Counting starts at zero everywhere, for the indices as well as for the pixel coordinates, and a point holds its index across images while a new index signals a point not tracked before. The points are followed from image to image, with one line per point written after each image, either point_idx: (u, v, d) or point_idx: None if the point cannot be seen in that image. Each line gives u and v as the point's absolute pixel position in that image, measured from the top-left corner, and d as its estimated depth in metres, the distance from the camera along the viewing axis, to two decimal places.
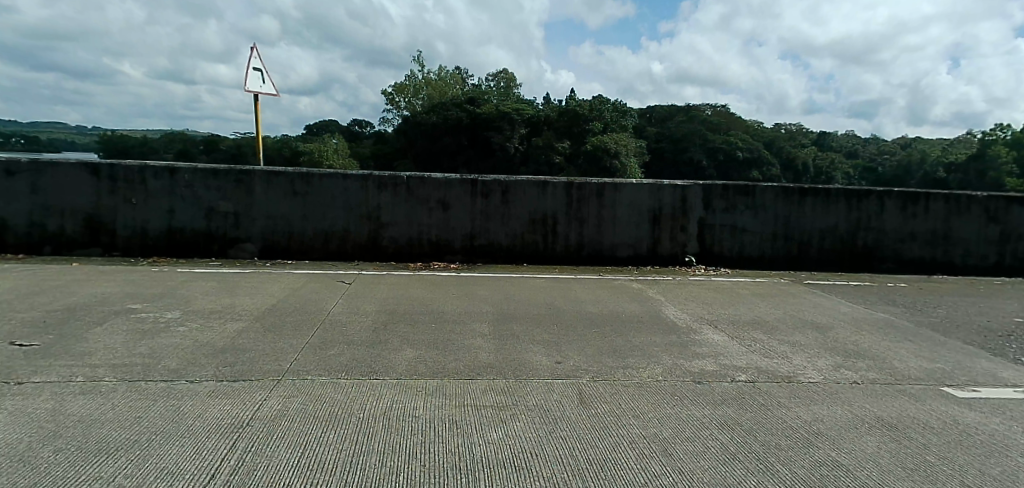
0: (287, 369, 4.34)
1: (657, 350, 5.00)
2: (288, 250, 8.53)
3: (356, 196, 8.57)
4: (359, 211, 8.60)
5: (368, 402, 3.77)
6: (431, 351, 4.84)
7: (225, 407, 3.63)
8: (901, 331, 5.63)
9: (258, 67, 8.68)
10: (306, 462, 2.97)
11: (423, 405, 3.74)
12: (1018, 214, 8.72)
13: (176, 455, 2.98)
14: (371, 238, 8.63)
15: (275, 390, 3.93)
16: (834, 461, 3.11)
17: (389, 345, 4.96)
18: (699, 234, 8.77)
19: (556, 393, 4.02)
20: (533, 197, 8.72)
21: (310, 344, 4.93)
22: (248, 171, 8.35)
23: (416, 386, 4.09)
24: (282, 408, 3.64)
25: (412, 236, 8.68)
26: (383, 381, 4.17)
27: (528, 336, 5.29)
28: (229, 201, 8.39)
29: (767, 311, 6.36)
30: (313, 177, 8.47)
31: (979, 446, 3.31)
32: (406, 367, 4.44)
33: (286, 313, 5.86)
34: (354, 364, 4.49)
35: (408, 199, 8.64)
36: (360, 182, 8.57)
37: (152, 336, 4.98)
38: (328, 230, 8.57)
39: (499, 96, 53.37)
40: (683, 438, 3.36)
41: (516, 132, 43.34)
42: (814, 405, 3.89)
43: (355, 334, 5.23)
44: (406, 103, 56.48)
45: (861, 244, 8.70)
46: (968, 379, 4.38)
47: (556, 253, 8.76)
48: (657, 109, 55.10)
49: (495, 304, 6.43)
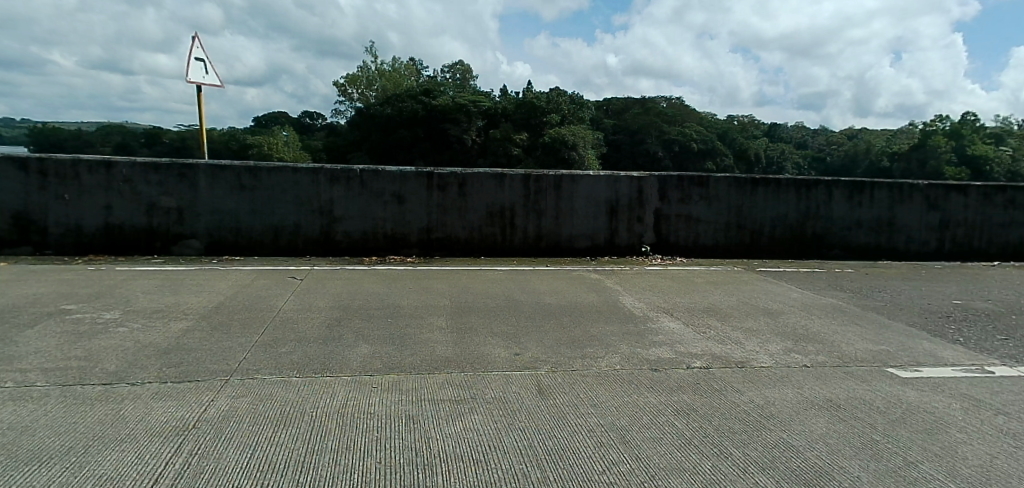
0: (236, 368, 4.08)
1: (616, 340, 4.98)
2: (236, 246, 8.10)
3: (307, 190, 8.21)
4: (311, 205, 8.25)
5: (321, 400, 3.58)
6: (388, 346, 4.65)
7: (170, 409, 3.36)
8: (849, 315, 5.83)
9: (201, 57, 8.18)
10: (257, 463, 2.78)
11: (378, 402, 3.58)
12: (957, 201, 9.15)
13: (117, 460, 2.73)
14: (324, 233, 8.31)
15: (223, 390, 3.68)
16: (784, 443, 3.14)
17: (343, 341, 4.74)
18: (655, 225, 8.86)
19: (514, 385, 3.93)
20: (490, 190, 8.58)
21: (259, 342, 4.66)
22: (191, 164, 7.87)
23: (373, 382, 3.92)
24: (232, 409, 3.40)
25: (367, 230, 8.41)
26: (338, 378, 3.97)
27: (487, 329, 5.18)
28: (171, 196, 7.89)
29: (721, 299, 6.47)
30: (260, 170, 8.06)
31: (920, 424, 3.43)
32: (361, 363, 4.25)
33: (235, 310, 5.54)
34: (306, 361, 4.26)
35: (361, 192, 8.34)
36: (310, 175, 8.21)
37: (90, 338, 4.60)
38: (278, 225, 8.19)
39: (456, 89, 52.86)
40: (641, 425, 3.34)
41: (473, 124, 43.30)
42: (765, 388, 3.95)
43: (307, 331, 4.98)
44: (360, 95, 55.14)
45: (810, 232, 9.01)
46: (910, 360, 4.55)
47: (515, 245, 8.69)
48: (613, 102, 55.82)
49: (453, 297, 6.29)
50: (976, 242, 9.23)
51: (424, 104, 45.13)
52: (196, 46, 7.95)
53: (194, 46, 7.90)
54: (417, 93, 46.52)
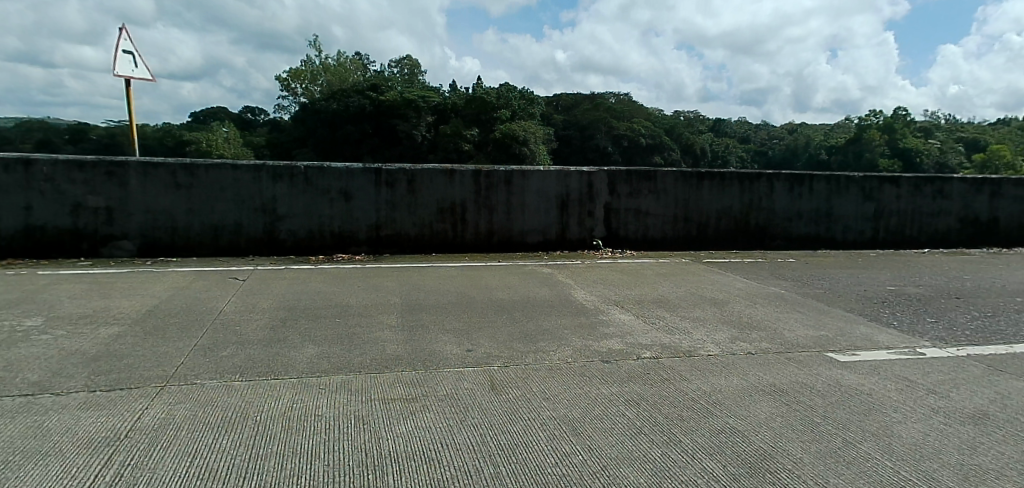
0: (173, 373, 3.77)
1: (567, 333, 4.94)
2: (173, 247, 7.58)
3: (248, 188, 7.77)
4: (252, 203, 7.81)
5: (265, 403, 3.35)
6: (336, 346, 4.43)
7: (99, 419, 3.05)
8: (790, 302, 6.04)
9: (129, 49, 7.55)
10: (197, 471, 2.56)
11: (326, 403, 3.38)
12: (890, 191, 9.65)
13: (38, 477, 2.45)
14: (267, 232, 7.89)
15: (159, 397, 3.38)
16: (729, 428, 3.18)
17: (288, 343, 4.48)
18: (606, 219, 8.93)
19: (466, 381, 3.80)
20: (440, 185, 8.39)
21: (198, 346, 4.33)
22: (120, 161, 7.28)
23: (319, 383, 3.70)
24: (169, 416, 3.12)
25: (313, 228, 8.05)
26: (284, 381, 3.73)
27: (439, 326, 5.03)
28: (98, 194, 7.27)
29: (670, 290, 6.58)
30: (197, 167, 7.56)
31: (857, 405, 3.53)
32: (308, 365, 4.02)
33: (172, 314, 5.14)
34: (249, 364, 3.98)
35: (306, 190, 7.97)
36: (251, 172, 7.77)
37: (7, 346, 4.15)
38: (217, 224, 7.71)
39: (404, 84, 52.06)
40: (593, 416, 3.29)
41: (423, 120, 42.72)
42: (712, 376, 4.00)
43: (249, 334, 4.68)
44: (304, 89, 53.36)
45: (753, 224, 9.32)
46: (848, 344, 4.72)
47: (467, 241, 8.54)
48: (562, 98, 56.42)
49: (403, 295, 6.10)
50: (907, 230, 9.75)
51: (372, 100, 44.10)
52: (122, 36, 7.35)
53: (121, 37, 7.29)
54: (364, 88, 45.49)
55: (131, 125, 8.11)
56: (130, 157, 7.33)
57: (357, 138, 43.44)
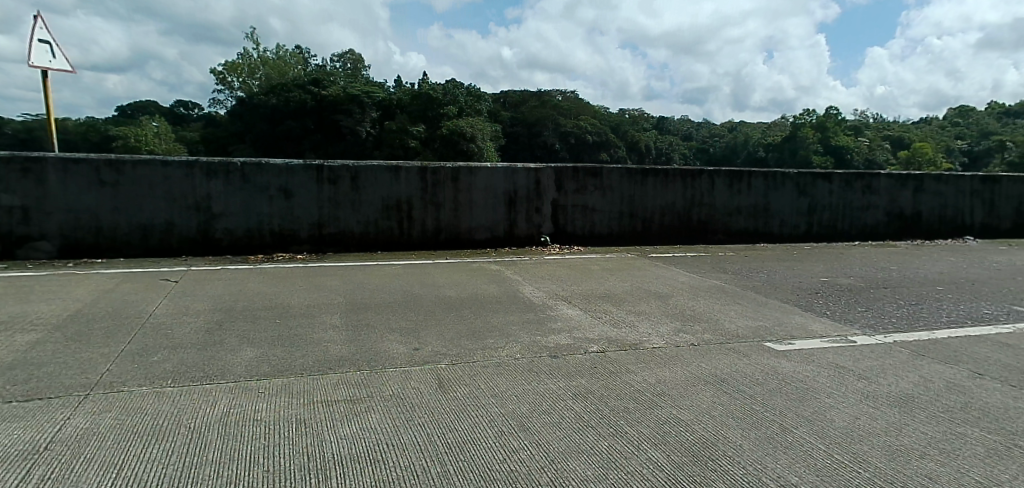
0: (97, 380, 3.43)
1: (515, 329, 4.88)
2: (97, 248, 6.98)
3: (180, 185, 7.26)
4: (185, 201, 7.31)
5: (200, 409, 3.09)
6: (277, 348, 4.18)
7: (14, 432, 2.72)
8: (730, 294, 6.23)
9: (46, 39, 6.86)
10: (123, 483, 2.32)
11: (265, 407, 3.15)
12: (822, 187, 10.17)
13: None
14: (201, 231, 7.40)
15: (82, 406, 3.06)
16: (674, 418, 3.20)
17: (225, 345, 4.18)
18: (553, 215, 8.94)
19: (413, 381, 3.65)
20: (386, 181, 8.13)
21: (125, 351, 3.96)
22: (36, 156, 6.63)
23: (258, 387, 3.46)
24: (92, 426, 2.82)
25: (251, 227, 7.61)
26: (219, 385, 3.46)
27: (385, 325, 4.84)
28: (10, 192, 6.59)
29: (616, 284, 6.65)
30: (123, 163, 6.99)
31: (793, 391, 3.64)
32: (247, 368, 3.76)
33: (97, 318, 4.71)
34: (182, 369, 3.67)
35: (243, 187, 7.53)
36: (183, 169, 7.26)
37: None
38: (147, 224, 7.16)
39: (347, 79, 50.66)
40: (541, 411, 3.23)
41: (367, 115, 41.35)
42: (657, 368, 4.04)
43: (181, 337, 4.34)
44: (240, 83, 50.97)
45: (695, 219, 9.59)
46: (784, 333, 4.90)
47: (414, 238, 8.33)
48: (509, 95, 56.53)
49: (347, 294, 5.86)
50: (839, 224, 10.29)
51: (314, 94, 42.61)
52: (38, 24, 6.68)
53: (36, 24, 6.63)
54: (305, 82, 43.95)
55: (48, 118, 7.41)
56: (46, 151, 6.69)
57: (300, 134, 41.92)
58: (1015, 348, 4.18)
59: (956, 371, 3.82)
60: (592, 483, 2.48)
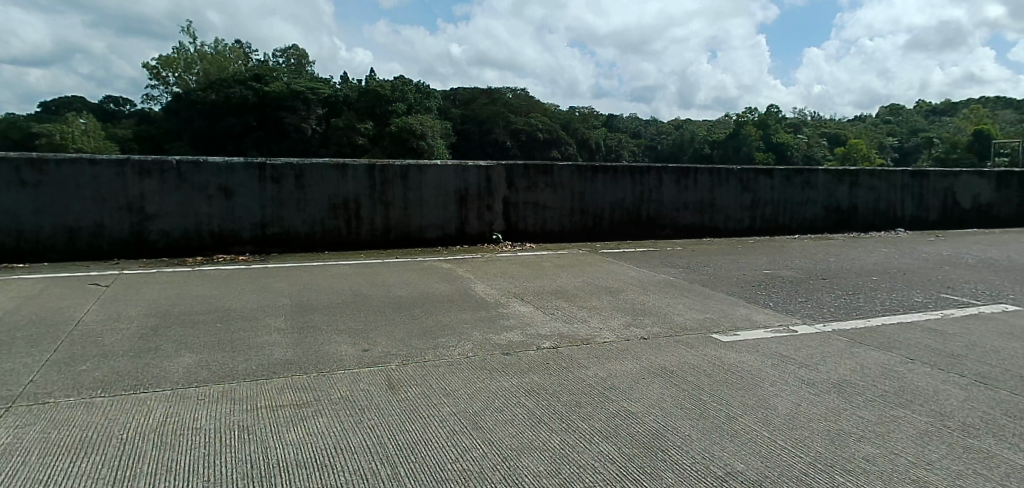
0: (18, 393, 3.09)
1: (467, 327, 4.79)
2: (17, 252, 6.43)
3: (110, 184, 6.79)
4: (116, 201, 6.84)
5: (133, 419, 2.84)
6: (218, 353, 3.92)
7: None
8: (678, 288, 6.37)
9: None
10: None
11: (207, 415, 2.94)
12: (763, 183, 10.58)
13: None
14: (134, 232, 6.93)
15: (2, 420, 2.75)
16: (625, 411, 3.20)
17: (161, 352, 3.88)
18: (505, 212, 8.88)
19: (362, 382, 3.50)
20: (332, 179, 7.84)
21: (50, 360, 3.61)
22: None
23: (198, 394, 3.22)
24: (12, 441, 2.54)
25: (188, 227, 7.17)
26: (157, 393, 3.20)
27: (333, 326, 4.64)
28: None
29: (568, 280, 6.67)
30: (45, 161, 6.49)
31: (739, 381, 3.73)
32: (185, 374, 3.49)
33: (16, 325, 4.29)
34: (114, 378, 3.37)
35: (178, 187, 7.10)
36: (113, 167, 6.79)
37: None
38: (73, 226, 6.66)
39: (290, 74, 48.98)
40: (494, 409, 3.16)
41: (312, 113, 40.19)
42: (608, 362, 4.05)
43: (113, 344, 4.00)
44: (174, 77, 48.36)
45: (644, 215, 9.77)
46: (730, 325, 5.04)
47: (363, 237, 8.07)
48: (459, 92, 56.15)
49: (293, 295, 5.59)
50: (780, 218, 10.73)
51: (255, 90, 40.94)
52: None
53: None
54: (245, 77, 42.17)
55: None
56: None
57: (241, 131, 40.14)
58: (941, 334, 4.45)
59: (890, 357, 4.02)
60: (546, 478, 2.43)
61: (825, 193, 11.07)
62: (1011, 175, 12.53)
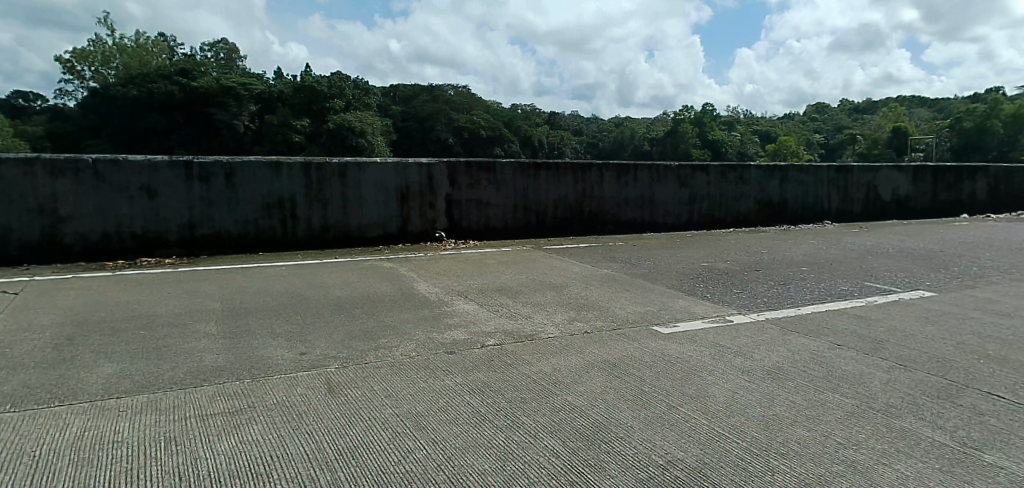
0: None
1: (410, 327, 4.65)
2: None
3: (16, 183, 6.18)
4: (23, 202, 6.23)
5: (43, 435, 2.55)
6: (142, 361, 3.59)
7: None
8: (620, 282, 6.47)
9: None
10: None
11: (130, 426, 2.68)
12: (700, 179, 10.97)
13: None
14: (44, 235, 6.33)
15: None
16: (569, 405, 3.18)
17: (77, 362, 3.51)
18: (448, 210, 8.73)
19: (299, 387, 3.30)
20: (265, 176, 7.44)
21: None
22: None
23: (120, 405, 2.93)
24: None
25: (106, 229, 6.62)
26: (74, 407, 2.88)
27: (268, 330, 4.38)
28: None
29: (512, 277, 6.64)
30: None
31: (678, 371, 3.81)
32: (105, 385, 3.17)
33: None
34: (22, 393, 3.01)
35: (94, 185, 6.54)
36: (18, 165, 6.17)
37: None
38: None
39: (219, 69, 46.52)
40: (437, 409, 3.06)
41: (245, 109, 38.32)
42: (553, 357, 4.04)
43: (20, 355, 3.58)
44: (88, 71, 44.84)
45: (586, 211, 9.89)
46: (670, 317, 5.16)
47: (300, 237, 7.70)
48: (401, 88, 55.13)
49: (222, 298, 5.25)
50: (716, 212, 11.17)
51: (182, 85, 38.68)
52: None
53: None
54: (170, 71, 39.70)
55: None
56: None
57: (165, 127, 37.67)
58: (862, 320, 4.74)
59: (819, 343, 4.23)
60: (492, 477, 2.36)
61: (758, 188, 11.59)
62: (924, 169, 13.58)
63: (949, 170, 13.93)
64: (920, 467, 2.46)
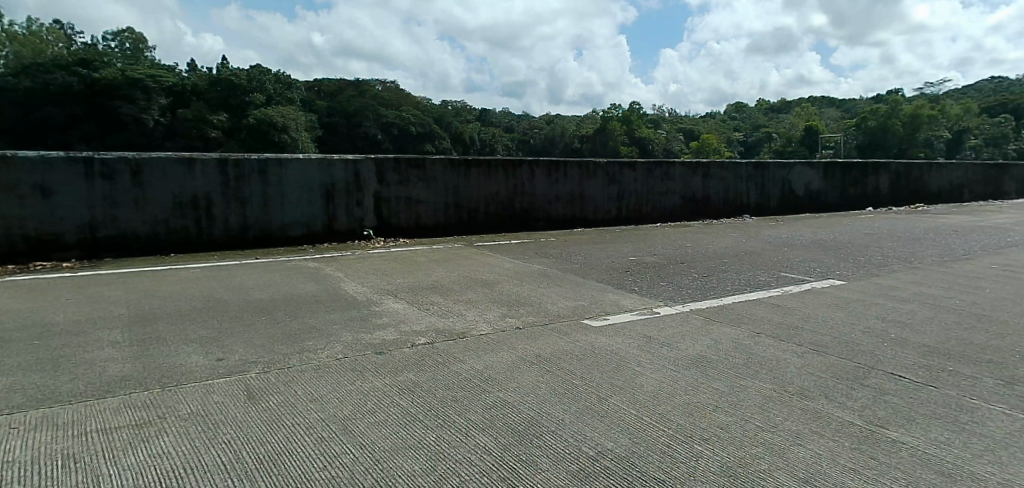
0: None
1: (337, 328, 4.42)
2: None
3: None
4: None
5: None
6: (33, 374, 3.16)
7: None
8: (551, 277, 6.50)
9: None
10: None
11: (17, 446, 2.34)
12: (628, 175, 11.29)
13: None
14: None
15: None
16: (501, 401, 3.12)
17: None
18: (376, 208, 8.43)
19: (216, 394, 3.03)
20: (176, 171, 6.87)
21: None
22: None
23: (6, 424, 2.56)
24: None
25: None
26: None
27: (179, 335, 4.01)
28: None
29: (443, 275, 6.50)
30: None
31: (608, 363, 3.85)
32: None
33: None
34: None
35: None
36: None
37: None
38: None
39: (122, 59, 42.71)
40: (365, 411, 2.90)
41: (156, 103, 35.08)
42: (485, 354, 3.97)
43: None
44: None
45: (518, 208, 9.90)
46: (600, 311, 5.23)
47: (216, 238, 7.16)
48: (325, 82, 53.07)
49: (125, 302, 4.77)
50: (643, 208, 11.55)
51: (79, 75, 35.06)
52: None
53: None
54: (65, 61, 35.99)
55: None
56: None
57: (64, 121, 33.80)
58: (776, 309, 5.02)
59: (739, 332, 4.43)
60: (421, 478, 2.25)
61: (682, 185, 12.09)
62: (833, 166, 14.74)
63: (855, 167, 15.21)
64: (831, 446, 2.60)
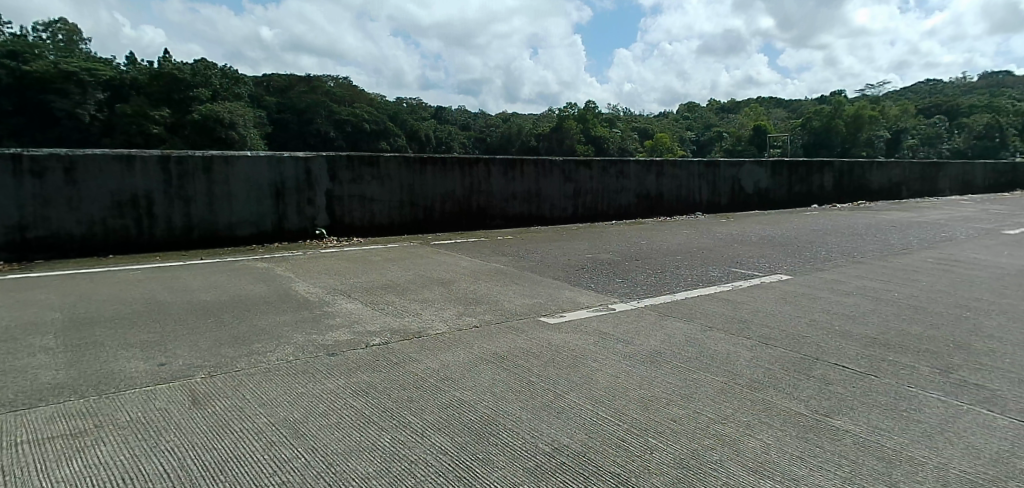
0: None
1: (287, 329, 4.25)
2: None
3: None
4: None
5: None
6: None
7: None
8: (508, 275, 6.48)
9: None
10: None
11: None
12: (583, 174, 11.41)
13: None
14: None
15: None
16: (458, 401, 3.06)
17: None
18: (328, 206, 8.18)
19: (159, 400, 2.85)
20: (113, 166, 6.46)
21: None
22: None
23: None
24: None
25: None
26: None
27: (117, 339, 3.75)
28: None
29: (399, 274, 6.37)
30: None
31: (565, 360, 3.86)
32: None
33: None
34: None
35: None
36: None
37: None
38: None
39: (51, 49, 39.98)
40: (317, 414, 2.79)
41: (91, 96, 32.93)
42: (442, 353, 3.90)
43: None
44: None
45: (474, 206, 9.84)
46: (557, 308, 5.24)
47: (157, 238, 6.76)
48: (274, 77, 51.30)
49: (53, 305, 4.43)
50: (598, 206, 11.70)
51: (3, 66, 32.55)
52: None
53: None
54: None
55: None
56: None
57: None
58: (726, 303, 5.17)
59: (692, 327, 4.53)
60: (376, 481, 2.18)
61: (636, 183, 12.32)
62: (778, 165, 15.36)
63: (799, 166, 15.91)
64: (780, 435, 2.69)
